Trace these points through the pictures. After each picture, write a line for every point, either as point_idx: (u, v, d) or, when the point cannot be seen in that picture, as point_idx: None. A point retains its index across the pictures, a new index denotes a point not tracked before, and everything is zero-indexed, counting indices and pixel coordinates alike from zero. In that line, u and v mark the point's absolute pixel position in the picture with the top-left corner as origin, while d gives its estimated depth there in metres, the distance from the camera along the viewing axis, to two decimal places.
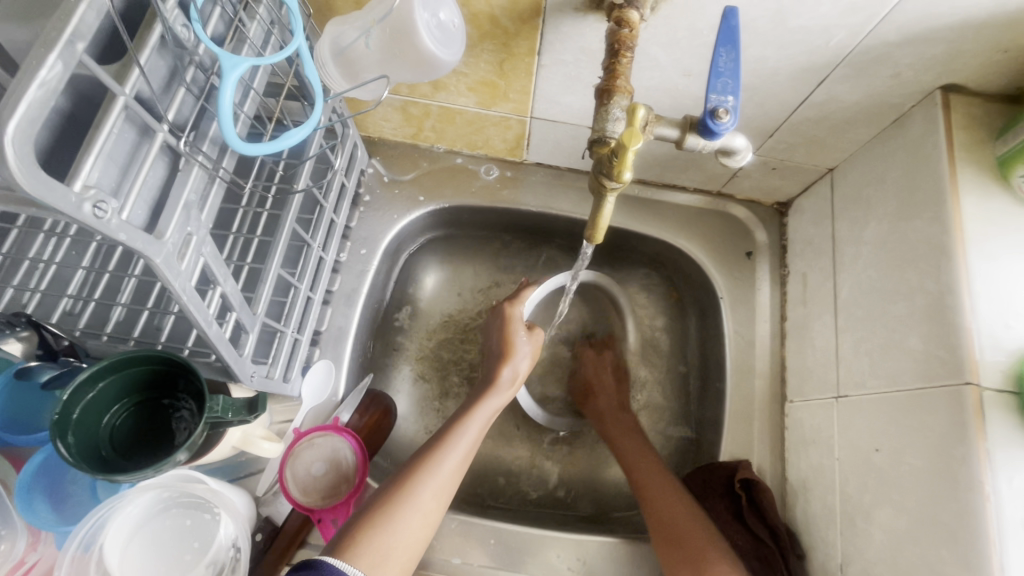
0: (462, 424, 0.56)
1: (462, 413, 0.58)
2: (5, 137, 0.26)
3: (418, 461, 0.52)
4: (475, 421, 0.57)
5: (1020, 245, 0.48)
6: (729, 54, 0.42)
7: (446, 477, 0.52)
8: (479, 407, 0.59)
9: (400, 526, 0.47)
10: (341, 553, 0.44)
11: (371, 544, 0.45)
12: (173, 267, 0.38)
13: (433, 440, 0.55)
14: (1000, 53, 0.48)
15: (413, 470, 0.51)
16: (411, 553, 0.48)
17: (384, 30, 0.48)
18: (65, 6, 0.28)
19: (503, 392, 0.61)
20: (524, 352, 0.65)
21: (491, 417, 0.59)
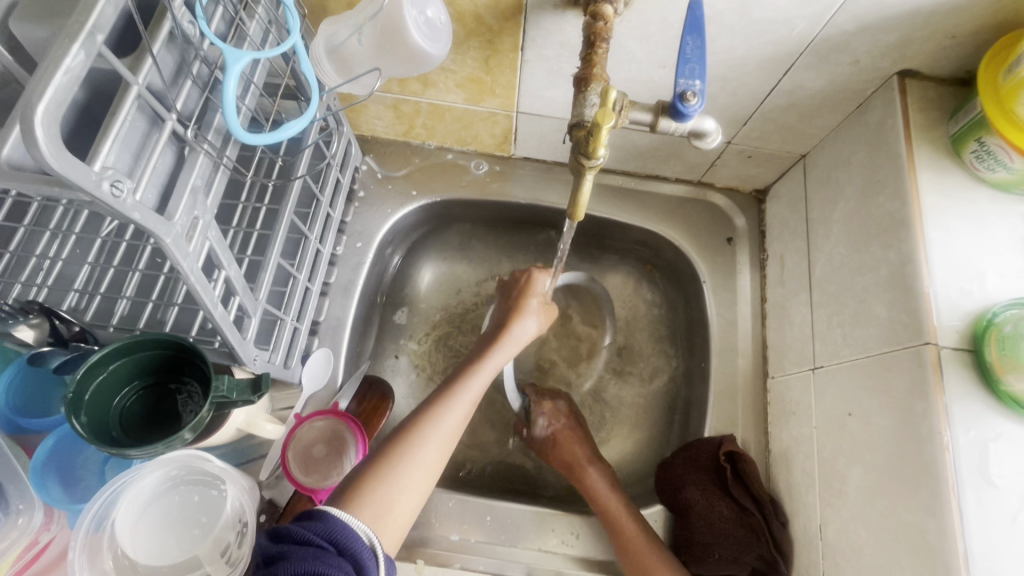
0: (465, 382, 0.59)
1: (466, 371, 0.60)
2: (35, 118, 0.29)
3: (420, 418, 0.54)
4: (478, 378, 0.59)
5: (972, 217, 0.52)
6: (695, 42, 0.45)
7: (448, 432, 0.54)
8: (483, 366, 0.61)
9: (403, 477, 0.49)
10: (345, 504, 0.46)
11: (375, 497, 0.47)
12: (182, 248, 0.41)
13: (434, 397, 0.57)
14: (949, 39, 0.52)
15: (414, 426, 0.53)
16: (414, 504, 0.50)
17: (375, 26, 0.51)
18: (86, 2, 0.32)
19: (508, 352, 0.63)
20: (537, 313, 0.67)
21: (496, 372, 0.62)
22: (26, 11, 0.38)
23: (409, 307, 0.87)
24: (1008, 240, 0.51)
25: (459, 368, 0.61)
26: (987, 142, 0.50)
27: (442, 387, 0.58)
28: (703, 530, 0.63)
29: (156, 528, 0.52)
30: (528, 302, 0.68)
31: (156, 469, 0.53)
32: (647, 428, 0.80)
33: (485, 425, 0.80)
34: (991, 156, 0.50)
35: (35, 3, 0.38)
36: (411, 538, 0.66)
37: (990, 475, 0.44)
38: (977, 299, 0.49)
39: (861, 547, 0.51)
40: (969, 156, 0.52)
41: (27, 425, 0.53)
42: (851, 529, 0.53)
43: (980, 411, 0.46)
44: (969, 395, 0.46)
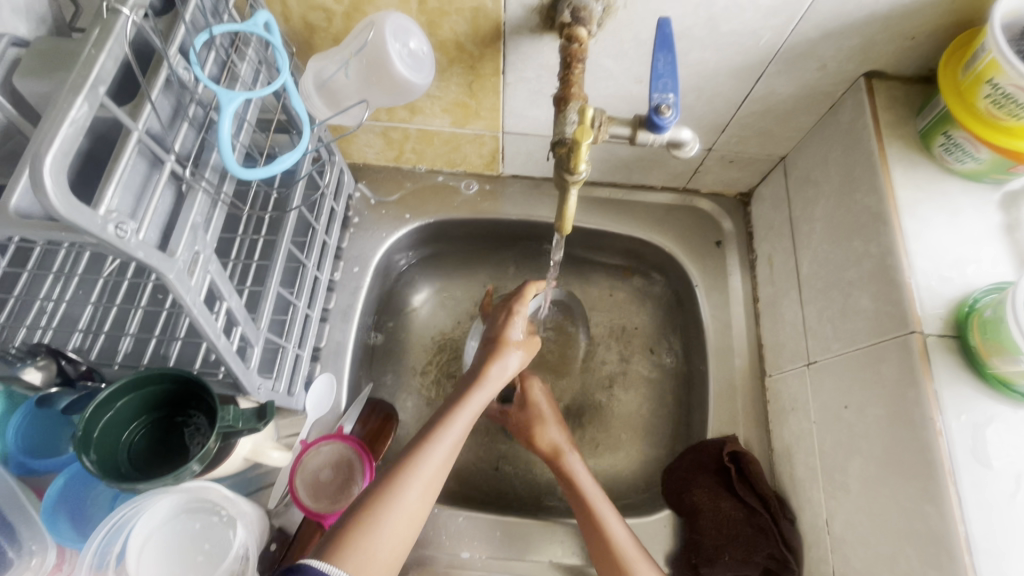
0: (449, 421, 0.58)
1: (451, 407, 0.59)
2: (44, 168, 0.30)
3: (404, 460, 0.54)
4: (464, 415, 0.59)
5: (946, 208, 0.54)
6: (666, 58, 0.48)
7: (431, 474, 0.54)
8: (468, 402, 0.60)
9: (387, 527, 0.49)
10: (330, 558, 0.46)
11: (360, 548, 0.47)
12: (184, 283, 0.42)
13: (418, 437, 0.56)
14: (909, 40, 0.54)
15: (398, 469, 0.53)
16: (399, 552, 0.50)
17: (360, 60, 0.53)
18: (87, 57, 0.34)
19: (490, 387, 0.62)
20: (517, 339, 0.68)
21: (479, 411, 0.61)
22: (28, 66, 0.40)
23: (409, 328, 0.88)
24: (984, 229, 0.53)
25: (444, 403, 0.60)
26: (954, 135, 0.52)
27: (426, 426, 0.58)
28: (713, 532, 0.63)
29: (159, 558, 0.52)
30: (510, 332, 0.68)
31: (159, 499, 0.53)
32: (650, 434, 0.81)
33: (489, 440, 0.80)
34: (959, 148, 0.52)
35: (37, 58, 0.40)
36: (421, 558, 0.66)
37: (985, 458, 0.45)
38: (958, 286, 0.50)
39: (867, 537, 0.52)
40: (938, 149, 0.54)
41: (37, 466, 0.54)
42: (856, 521, 0.53)
43: (970, 395, 0.47)
44: (958, 380, 0.47)
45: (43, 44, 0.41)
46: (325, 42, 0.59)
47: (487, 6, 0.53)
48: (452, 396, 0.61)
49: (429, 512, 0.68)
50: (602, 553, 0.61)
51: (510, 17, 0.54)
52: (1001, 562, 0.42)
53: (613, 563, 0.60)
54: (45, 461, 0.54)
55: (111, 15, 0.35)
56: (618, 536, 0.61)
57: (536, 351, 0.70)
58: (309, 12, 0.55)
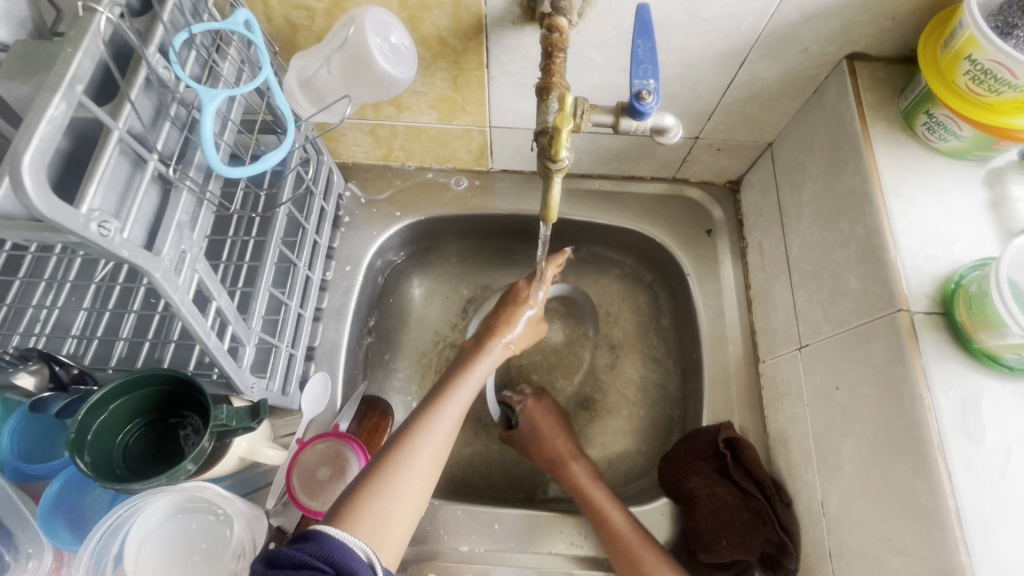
0: (454, 388, 0.60)
1: (456, 375, 0.62)
2: (23, 166, 0.30)
3: (412, 426, 0.56)
4: (469, 382, 0.62)
5: (930, 186, 0.54)
6: (646, 44, 0.48)
7: (439, 438, 0.56)
8: (473, 370, 0.63)
9: (399, 489, 0.51)
10: (342, 521, 0.47)
11: (372, 511, 0.48)
12: (172, 282, 0.43)
13: (424, 405, 0.59)
14: (889, 21, 0.54)
15: (407, 435, 0.55)
16: (412, 516, 0.51)
17: (343, 56, 0.54)
18: (64, 57, 0.34)
19: (492, 356, 0.66)
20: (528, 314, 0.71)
21: (482, 380, 0.64)
22: (7, 70, 0.40)
23: (404, 326, 0.88)
24: (969, 207, 0.53)
25: (445, 375, 0.63)
26: (936, 114, 0.52)
27: (432, 394, 0.60)
28: (709, 518, 0.63)
29: (159, 556, 0.53)
30: (521, 306, 0.71)
31: (156, 499, 0.53)
32: (647, 424, 0.81)
33: (486, 435, 0.80)
34: (941, 127, 0.52)
35: (16, 62, 0.41)
36: (420, 553, 0.66)
37: (976, 433, 0.45)
38: (944, 263, 0.51)
39: (861, 517, 0.52)
40: (921, 129, 0.55)
41: (31, 471, 0.54)
42: (850, 501, 0.54)
43: (957, 371, 0.47)
44: (946, 356, 0.47)
45: (22, 47, 0.41)
46: (308, 40, 0.59)
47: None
48: (453, 367, 0.63)
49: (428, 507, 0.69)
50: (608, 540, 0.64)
51: (491, 10, 0.54)
52: (993, 535, 0.42)
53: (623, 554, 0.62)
54: (40, 466, 0.54)
55: (86, 15, 0.35)
56: (619, 521, 0.64)
57: (540, 332, 0.74)
58: (290, 11, 0.55)
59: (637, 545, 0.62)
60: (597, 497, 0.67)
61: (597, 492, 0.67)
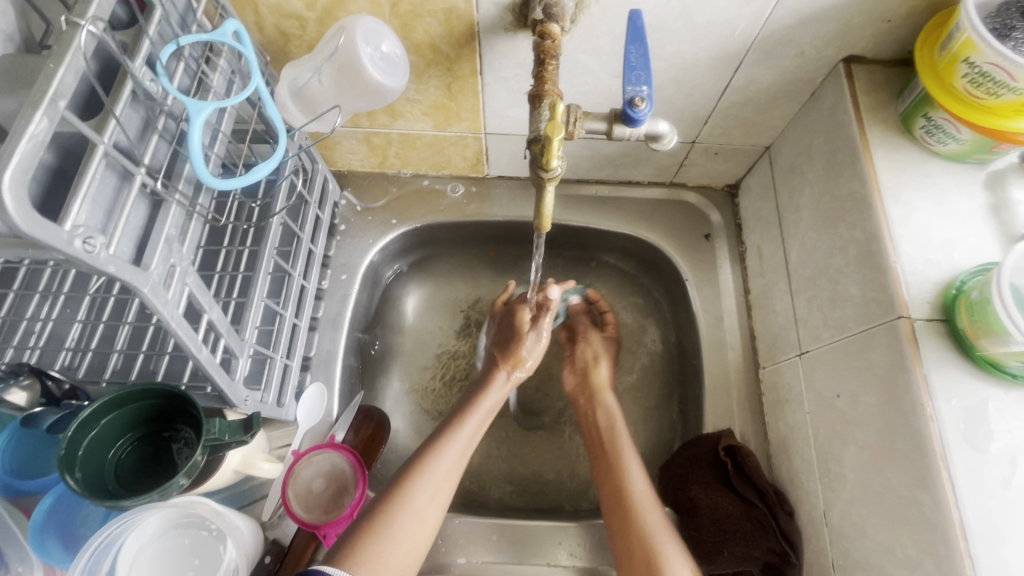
0: (458, 425, 0.63)
1: (461, 410, 0.65)
2: (2, 185, 0.30)
3: (415, 466, 0.58)
4: (473, 415, 0.64)
5: (929, 190, 0.53)
6: (638, 50, 0.47)
7: (443, 475, 0.58)
8: (476, 404, 0.66)
9: (404, 525, 0.53)
10: (342, 561, 0.49)
11: (371, 551, 0.50)
12: (161, 296, 0.42)
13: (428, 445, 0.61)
14: (886, 23, 0.54)
15: (409, 475, 0.57)
16: (412, 555, 0.53)
17: (334, 65, 0.53)
18: (46, 72, 0.33)
19: (498, 388, 0.68)
20: (530, 356, 0.72)
21: (489, 414, 0.66)
22: None
23: (401, 334, 0.88)
24: (970, 212, 0.52)
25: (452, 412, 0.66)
26: (934, 117, 0.52)
27: (435, 432, 0.62)
28: (711, 528, 0.63)
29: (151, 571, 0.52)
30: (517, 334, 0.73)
31: (147, 515, 0.53)
32: (648, 431, 0.80)
33: (484, 444, 0.80)
34: (940, 130, 0.52)
35: (2, 77, 0.40)
36: (417, 565, 0.65)
37: (981, 443, 0.44)
38: (944, 269, 0.50)
39: (864, 527, 0.51)
40: (919, 132, 0.54)
41: (24, 487, 0.54)
42: (852, 511, 0.53)
43: (959, 378, 0.46)
44: (948, 364, 0.46)
45: (10, 63, 0.41)
46: (300, 49, 0.59)
47: (459, 7, 0.53)
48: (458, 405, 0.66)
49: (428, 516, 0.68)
50: (624, 523, 0.60)
51: (483, 17, 0.54)
52: (999, 547, 0.41)
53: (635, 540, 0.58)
54: (32, 482, 0.54)
55: (68, 28, 0.35)
56: (640, 493, 0.62)
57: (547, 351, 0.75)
58: (281, 20, 0.55)
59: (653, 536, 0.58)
60: (631, 474, 0.64)
61: (634, 472, 0.64)
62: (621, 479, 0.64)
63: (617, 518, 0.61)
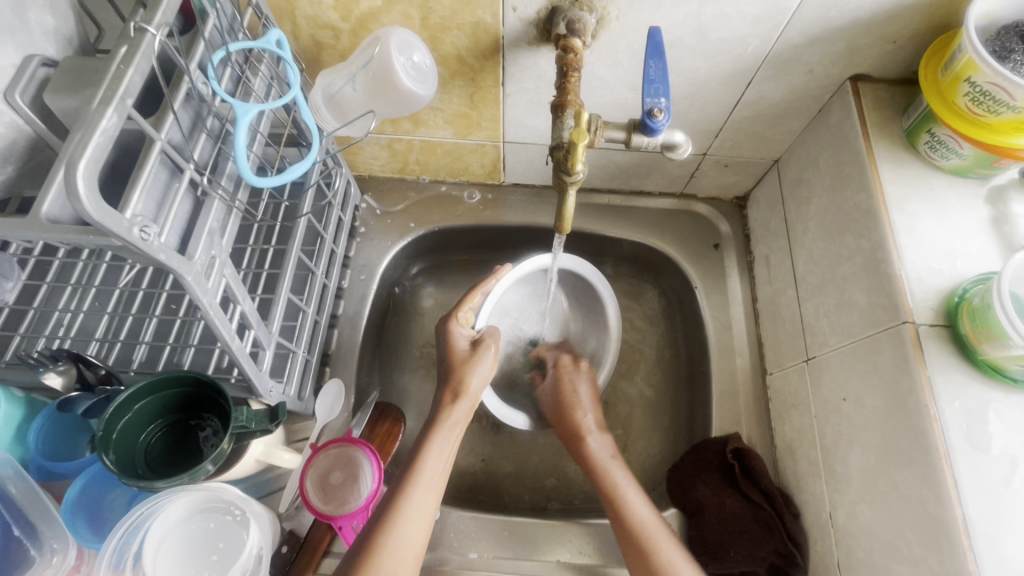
0: (409, 489, 0.55)
1: (408, 471, 0.57)
2: (78, 173, 0.33)
3: (373, 536, 0.52)
4: (426, 474, 0.56)
5: (933, 203, 0.56)
6: (657, 64, 0.50)
7: (407, 550, 0.52)
8: (426, 461, 0.57)
9: None
10: None
11: None
12: (202, 285, 0.45)
13: (382, 510, 0.55)
14: (891, 44, 0.56)
15: (369, 549, 0.51)
16: None
17: (367, 73, 0.56)
18: (117, 72, 0.36)
19: (449, 435, 0.60)
20: (477, 376, 0.64)
21: (442, 466, 0.58)
22: (60, 84, 0.43)
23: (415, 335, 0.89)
24: (972, 224, 0.55)
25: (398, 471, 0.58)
26: (938, 133, 0.54)
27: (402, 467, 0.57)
28: (715, 527, 0.65)
29: (174, 552, 0.53)
30: (464, 363, 0.64)
31: (173, 499, 0.54)
32: (657, 435, 0.81)
33: (495, 443, 0.81)
34: (943, 145, 0.54)
35: (66, 77, 0.44)
36: (428, 560, 0.66)
37: (982, 443, 0.46)
38: (947, 277, 0.52)
39: (869, 526, 0.53)
40: (923, 146, 0.57)
41: (55, 468, 0.55)
42: (858, 511, 0.54)
43: (963, 382, 0.48)
44: (951, 368, 0.48)
45: (71, 64, 0.44)
46: (332, 58, 0.62)
47: (486, 21, 0.56)
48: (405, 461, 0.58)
49: (441, 512, 0.69)
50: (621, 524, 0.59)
51: (509, 31, 0.57)
52: (1001, 544, 0.43)
53: (636, 545, 0.58)
54: (64, 464, 0.55)
55: (138, 33, 0.38)
56: (630, 492, 0.61)
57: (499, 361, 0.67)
58: (317, 30, 0.59)
59: (645, 524, 0.58)
60: (606, 462, 0.64)
61: (608, 463, 0.64)
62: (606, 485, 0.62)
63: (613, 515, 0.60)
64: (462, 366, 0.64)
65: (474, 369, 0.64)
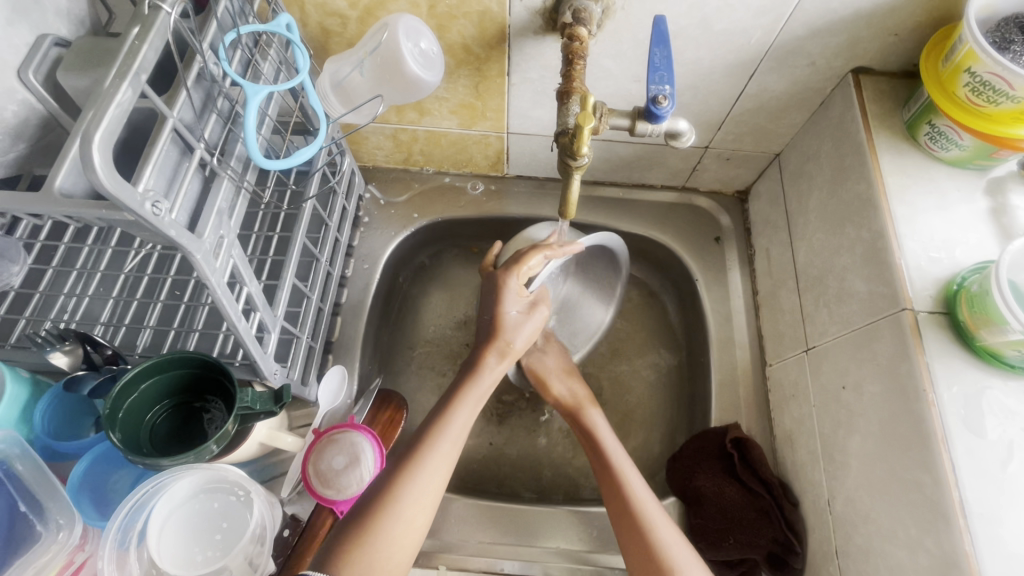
0: (440, 429, 0.57)
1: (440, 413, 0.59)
2: (93, 144, 0.33)
3: (397, 472, 0.54)
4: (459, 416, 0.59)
5: (933, 194, 0.56)
6: (662, 52, 0.51)
7: (429, 487, 0.54)
8: (458, 405, 0.60)
9: (400, 520, 0.51)
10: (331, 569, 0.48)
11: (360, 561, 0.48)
12: (210, 263, 0.45)
13: (409, 448, 0.56)
14: (893, 37, 0.57)
15: (393, 483, 0.53)
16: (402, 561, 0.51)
17: (375, 59, 0.57)
18: (132, 48, 0.37)
19: (484, 382, 0.63)
20: (518, 333, 0.66)
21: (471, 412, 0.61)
22: (73, 63, 0.44)
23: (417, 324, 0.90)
24: (971, 215, 0.55)
25: (432, 413, 0.60)
26: (938, 124, 0.55)
27: (429, 422, 0.58)
28: (716, 515, 0.65)
29: (179, 531, 0.54)
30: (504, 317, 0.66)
31: (177, 479, 0.54)
32: (657, 425, 0.81)
33: (496, 432, 0.81)
34: (943, 136, 0.55)
35: (78, 56, 0.44)
36: (429, 545, 0.67)
37: (980, 428, 0.46)
38: (946, 266, 0.53)
39: (867, 512, 0.53)
40: (923, 138, 0.57)
41: (60, 448, 0.56)
42: (857, 498, 0.55)
43: (961, 368, 0.49)
44: (949, 354, 0.49)
45: (84, 44, 0.45)
46: (340, 46, 0.63)
47: (493, 10, 0.57)
48: (440, 404, 0.60)
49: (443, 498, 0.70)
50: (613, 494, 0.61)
51: (515, 20, 0.58)
52: (998, 526, 0.44)
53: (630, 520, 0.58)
54: (68, 444, 0.56)
55: (152, 11, 0.39)
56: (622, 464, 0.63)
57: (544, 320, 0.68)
58: (325, 18, 0.59)
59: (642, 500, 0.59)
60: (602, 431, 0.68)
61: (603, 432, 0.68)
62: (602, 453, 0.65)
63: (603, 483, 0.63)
64: (519, 329, 0.66)
65: (514, 324, 0.66)
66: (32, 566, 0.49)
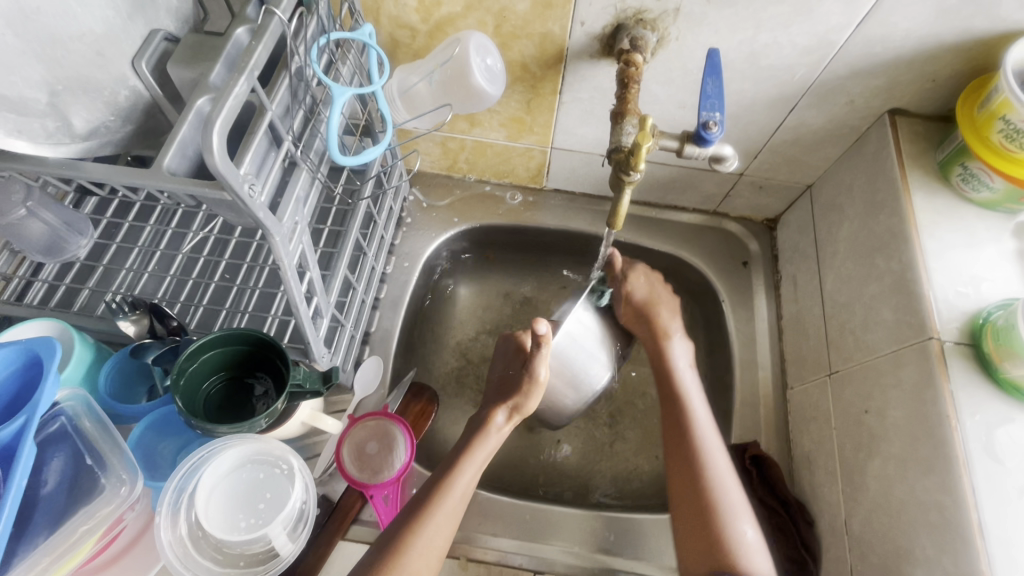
0: (444, 495, 0.58)
1: (446, 474, 0.60)
2: (214, 129, 0.37)
3: (405, 531, 0.55)
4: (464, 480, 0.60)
5: (963, 232, 0.59)
6: (715, 82, 0.55)
7: (431, 549, 0.55)
8: (467, 466, 0.60)
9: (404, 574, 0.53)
10: None
11: None
12: (286, 246, 0.49)
13: (417, 507, 0.58)
14: (930, 82, 0.61)
15: (400, 539, 0.55)
16: None
17: (445, 71, 0.61)
18: (248, 48, 0.41)
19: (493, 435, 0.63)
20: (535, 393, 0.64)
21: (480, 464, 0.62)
22: (181, 57, 0.49)
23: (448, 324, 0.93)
24: (998, 254, 0.58)
25: (438, 472, 0.61)
26: (971, 166, 0.58)
27: (441, 473, 0.60)
28: None
29: (226, 498, 0.57)
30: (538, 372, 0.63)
31: (226, 448, 0.58)
32: None
33: (519, 433, 0.84)
34: (975, 178, 0.58)
35: (186, 51, 0.49)
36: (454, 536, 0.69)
37: (998, 454, 0.49)
38: (972, 300, 0.55)
39: (885, 533, 0.55)
40: (955, 179, 0.60)
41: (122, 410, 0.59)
42: (874, 518, 0.57)
43: (984, 398, 0.51)
44: (972, 384, 0.51)
45: (191, 40, 0.49)
46: (407, 57, 0.68)
47: (554, 32, 0.61)
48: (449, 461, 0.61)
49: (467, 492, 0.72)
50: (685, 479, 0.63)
51: (574, 43, 0.62)
52: (1013, 550, 0.45)
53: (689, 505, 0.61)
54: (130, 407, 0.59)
55: (266, 16, 0.43)
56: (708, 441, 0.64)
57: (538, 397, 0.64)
58: (397, 30, 0.64)
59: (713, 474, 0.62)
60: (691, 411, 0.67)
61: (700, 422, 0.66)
62: (699, 448, 0.64)
63: (689, 485, 0.62)
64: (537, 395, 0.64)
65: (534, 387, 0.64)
66: (95, 516, 0.52)
